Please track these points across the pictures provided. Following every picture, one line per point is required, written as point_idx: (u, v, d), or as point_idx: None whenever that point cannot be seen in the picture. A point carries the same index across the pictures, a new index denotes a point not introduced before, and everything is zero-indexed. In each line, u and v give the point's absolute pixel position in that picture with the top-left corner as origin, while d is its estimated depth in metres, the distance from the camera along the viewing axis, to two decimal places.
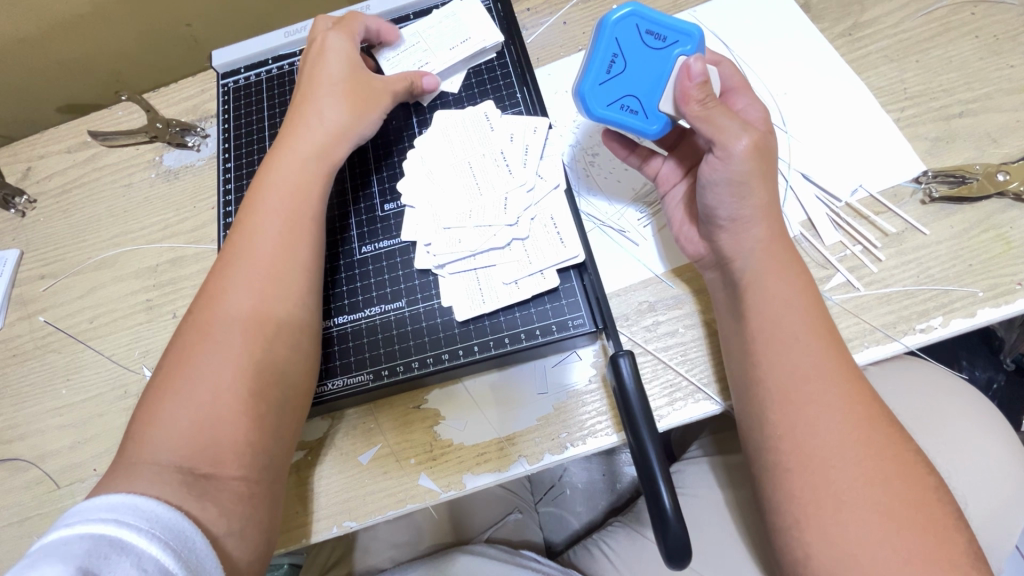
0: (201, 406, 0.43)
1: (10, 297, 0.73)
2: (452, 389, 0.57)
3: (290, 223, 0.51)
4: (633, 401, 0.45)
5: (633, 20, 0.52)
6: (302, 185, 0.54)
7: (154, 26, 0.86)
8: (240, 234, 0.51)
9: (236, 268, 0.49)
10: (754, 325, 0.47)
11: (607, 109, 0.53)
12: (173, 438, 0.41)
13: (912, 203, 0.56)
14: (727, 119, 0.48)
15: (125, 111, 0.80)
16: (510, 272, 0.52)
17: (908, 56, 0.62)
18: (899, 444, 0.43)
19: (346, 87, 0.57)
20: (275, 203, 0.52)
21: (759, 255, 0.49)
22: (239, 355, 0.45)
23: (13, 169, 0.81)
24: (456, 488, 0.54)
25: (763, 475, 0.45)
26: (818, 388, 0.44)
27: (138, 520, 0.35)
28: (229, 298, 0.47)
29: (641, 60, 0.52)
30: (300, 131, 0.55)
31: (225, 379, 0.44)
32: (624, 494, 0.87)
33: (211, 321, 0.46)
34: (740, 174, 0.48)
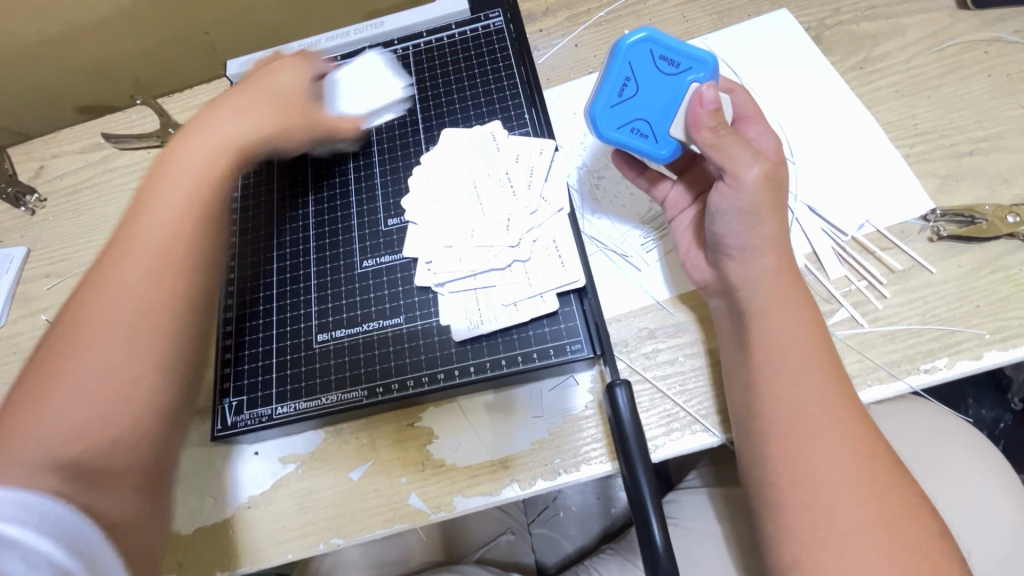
0: (86, 409, 0.39)
1: (14, 294, 0.73)
2: (446, 409, 0.56)
3: (188, 202, 0.48)
4: (628, 432, 0.44)
5: (648, 45, 0.52)
6: (206, 169, 0.50)
7: (173, 33, 0.87)
8: (138, 222, 0.47)
9: (130, 248, 0.45)
10: (759, 356, 0.46)
11: (618, 132, 0.53)
12: (50, 438, 0.38)
13: (920, 240, 0.56)
14: (740, 149, 0.48)
15: (139, 115, 0.81)
16: (509, 294, 0.52)
17: (920, 92, 0.62)
18: (902, 487, 0.42)
19: (276, 99, 0.56)
20: (177, 199, 0.48)
21: (765, 285, 0.48)
22: (138, 367, 0.42)
23: (27, 166, 0.82)
24: (446, 510, 0.53)
25: (760, 512, 0.44)
26: (823, 425, 0.43)
27: (20, 513, 0.34)
28: (129, 297, 0.43)
29: (653, 86, 0.52)
30: (211, 119, 0.53)
31: (112, 368, 0.41)
32: (618, 519, 0.86)
33: (96, 324, 0.42)
34: (751, 205, 0.48)
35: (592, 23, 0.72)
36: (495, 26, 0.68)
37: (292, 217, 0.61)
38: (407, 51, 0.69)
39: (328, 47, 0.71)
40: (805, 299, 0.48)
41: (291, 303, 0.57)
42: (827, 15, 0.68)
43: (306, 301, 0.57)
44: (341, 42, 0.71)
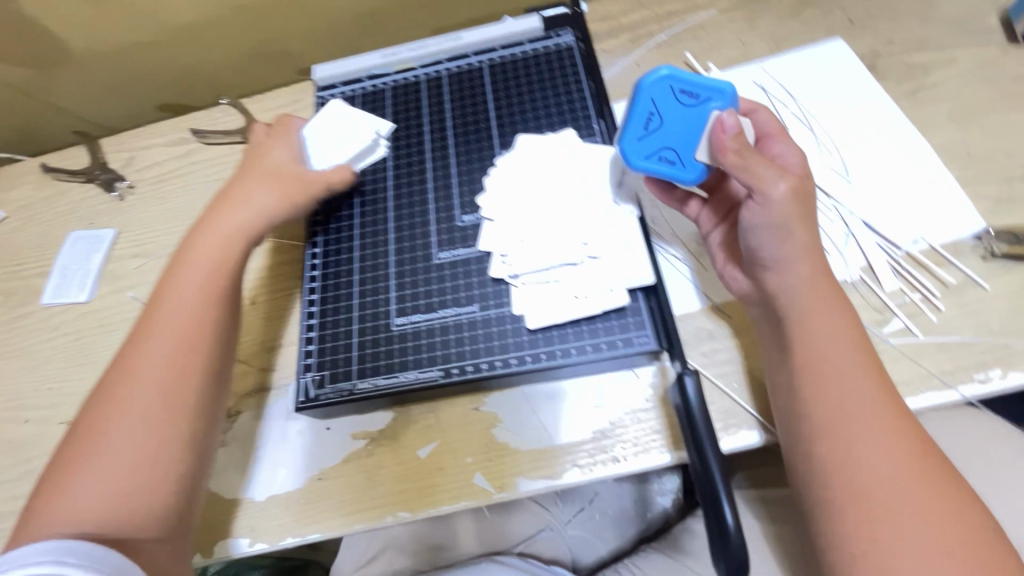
0: (125, 459, 0.50)
1: (102, 271, 0.79)
2: (510, 395, 0.60)
3: (202, 293, 0.57)
4: (697, 417, 0.47)
5: (668, 82, 0.55)
6: (218, 258, 0.59)
7: (258, 41, 0.94)
8: (161, 308, 0.57)
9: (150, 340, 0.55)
10: (799, 360, 0.49)
11: (647, 162, 0.57)
12: (92, 488, 0.49)
13: (973, 258, 0.58)
14: (764, 167, 0.51)
15: (224, 114, 0.88)
16: (581, 287, 0.56)
17: (972, 119, 0.65)
18: (949, 482, 0.44)
19: (278, 176, 0.63)
20: (192, 278, 0.58)
21: (803, 293, 0.50)
22: (164, 438, 0.52)
23: (118, 156, 0.88)
24: (509, 491, 0.56)
25: (812, 507, 0.46)
26: (864, 418, 0.46)
27: (76, 558, 0.43)
28: (148, 368, 0.54)
29: (676, 116, 0.56)
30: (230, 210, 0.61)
31: (137, 444, 0.51)
32: (655, 524, 0.87)
33: (118, 410, 0.52)
34: (780, 219, 0.50)
35: (654, 45, 0.77)
36: (566, 44, 0.73)
37: (373, 213, 0.66)
38: (481, 63, 0.74)
39: (408, 56, 0.76)
40: (844, 303, 0.50)
41: (348, 295, 0.61)
42: (880, 45, 0.72)
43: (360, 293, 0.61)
44: (420, 52, 0.76)
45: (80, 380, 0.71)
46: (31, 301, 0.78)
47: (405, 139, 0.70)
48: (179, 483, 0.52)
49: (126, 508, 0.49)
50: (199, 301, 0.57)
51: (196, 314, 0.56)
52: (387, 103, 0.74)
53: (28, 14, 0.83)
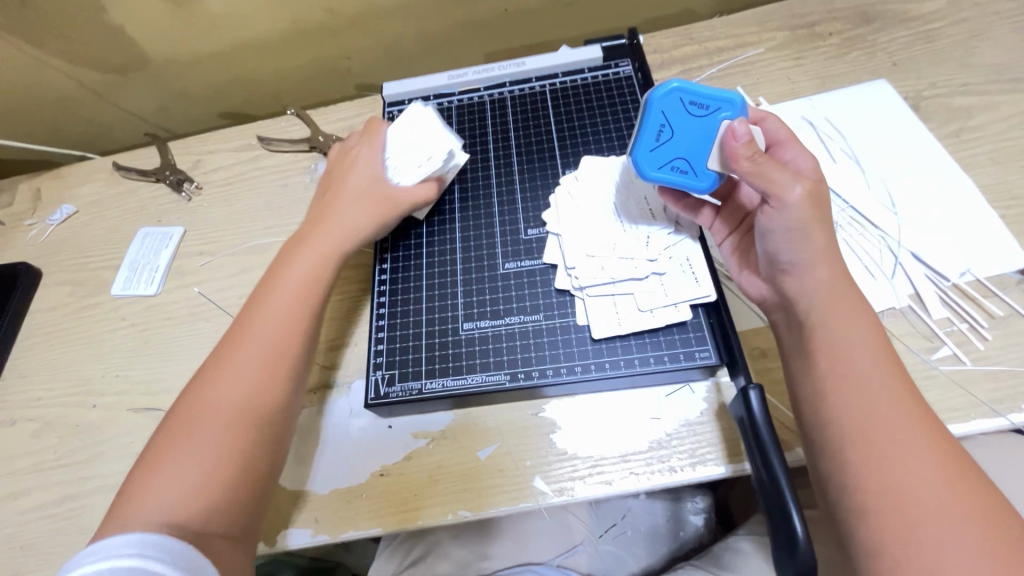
0: (212, 455, 0.50)
1: (170, 267, 0.82)
2: (570, 403, 0.62)
3: (301, 296, 0.59)
4: (762, 429, 0.49)
5: (678, 94, 0.58)
6: (315, 264, 0.62)
7: (323, 57, 0.99)
8: (260, 303, 0.59)
9: (251, 333, 0.57)
10: (822, 360, 0.49)
11: (660, 172, 0.60)
12: (178, 482, 0.48)
13: (1018, 291, 0.61)
14: (778, 173, 0.54)
15: (289, 123, 0.92)
16: (646, 301, 0.58)
17: (1014, 160, 0.68)
18: (983, 484, 0.43)
19: (374, 193, 0.65)
20: (292, 284, 0.60)
21: (822, 296, 0.51)
22: (245, 434, 0.52)
23: (186, 159, 0.93)
24: (568, 495, 0.58)
25: (841, 508, 0.45)
26: (892, 425, 0.45)
27: (160, 556, 0.42)
28: (245, 366, 0.55)
29: (687, 127, 0.59)
30: (327, 221, 0.64)
31: (224, 435, 0.51)
32: (687, 543, 0.89)
33: (212, 397, 0.53)
34: (798, 221, 0.53)
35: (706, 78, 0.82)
36: (624, 73, 0.78)
37: (438, 224, 0.69)
38: (543, 88, 0.79)
39: (474, 78, 0.80)
40: (865, 307, 0.51)
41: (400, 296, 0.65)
42: (923, 88, 0.76)
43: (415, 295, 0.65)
44: (485, 75, 0.80)
45: (146, 369, 0.74)
46: (101, 292, 0.82)
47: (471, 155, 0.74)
48: (256, 483, 0.52)
49: (208, 507, 0.48)
50: (296, 306, 0.59)
51: (297, 318, 0.58)
52: (453, 121, 0.78)
53: (116, 22, 0.88)
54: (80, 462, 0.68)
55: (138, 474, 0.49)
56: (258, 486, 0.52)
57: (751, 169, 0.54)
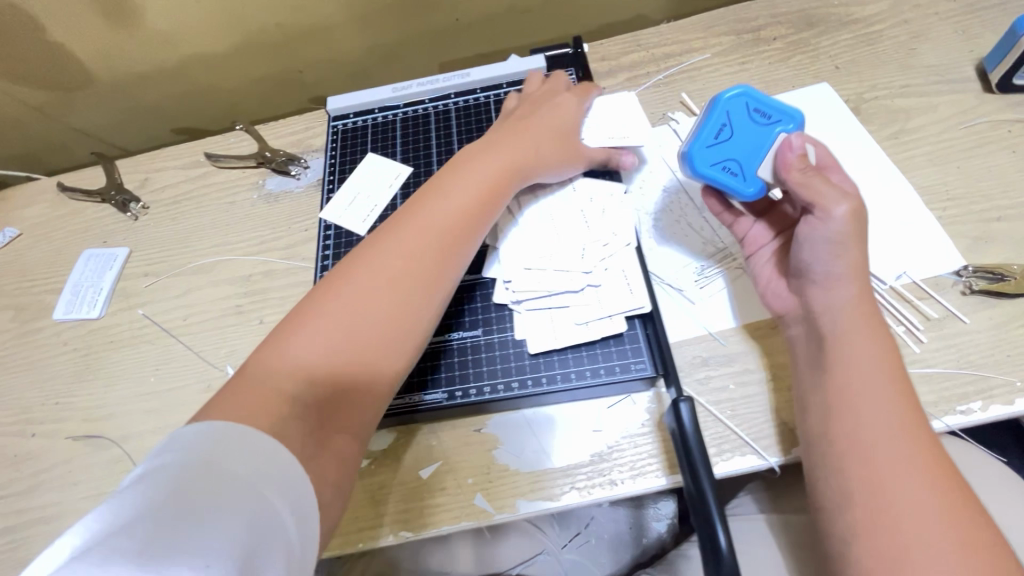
0: (336, 350, 0.48)
1: (114, 289, 0.81)
2: (512, 418, 0.62)
3: (473, 212, 0.58)
4: (692, 442, 0.49)
5: (744, 99, 0.59)
6: (491, 187, 0.60)
7: (273, 70, 0.98)
8: (428, 208, 0.57)
9: (401, 228, 0.55)
10: (836, 378, 0.49)
11: (710, 169, 0.59)
12: (312, 372, 0.47)
13: (953, 293, 0.61)
14: (827, 187, 0.52)
15: (237, 139, 0.91)
16: (580, 314, 0.59)
17: (950, 162, 0.69)
18: (980, 519, 0.43)
19: (556, 131, 0.66)
20: (451, 200, 0.58)
21: (848, 313, 0.51)
22: (383, 340, 0.50)
23: (133, 177, 0.91)
24: (509, 512, 0.57)
25: (833, 532, 0.46)
26: (895, 444, 0.45)
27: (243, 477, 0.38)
28: (388, 262, 0.53)
29: (747, 132, 0.59)
30: (519, 142, 0.63)
31: (360, 329, 0.50)
32: (650, 549, 0.88)
33: (352, 287, 0.51)
34: (840, 235, 0.51)
35: (651, 84, 0.82)
36: None
37: None
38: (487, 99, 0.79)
39: (419, 90, 0.80)
40: (883, 329, 0.50)
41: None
42: (864, 90, 0.76)
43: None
44: (429, 86, 0.80)
45: (88, 395, 0.72)
46: (42, 316, 0.80)
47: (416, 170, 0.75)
48: (376, 395, 0.50)
49: (326, 400, 0.47)
50: (454, 221, 0.57)
51: (455, 240, 0.57)
52: (398, 135, 0.79)
53: (55, 40, 0.86)
54: (18, 493, 0.67)
55: (264, 355, 0.47)
56: (388, 391, 0.50)
57: (802, 179, 0.54)
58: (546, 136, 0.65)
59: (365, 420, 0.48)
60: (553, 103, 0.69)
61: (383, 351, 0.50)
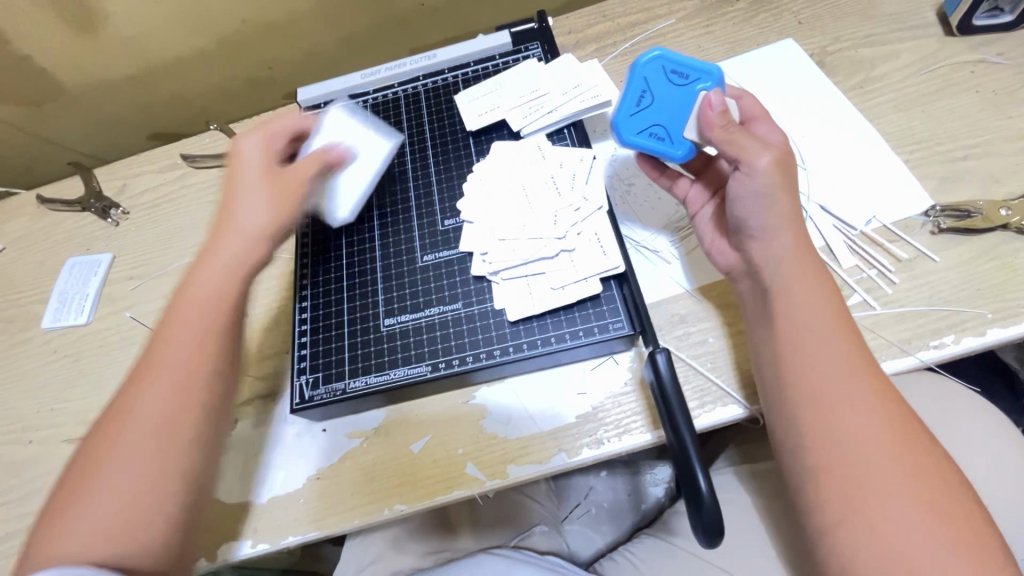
0: (120, 517, 0.46)
1: (100, 294, 0.81)
2: (498, 388, 0.62)
3: (202, 305, 0.54)
4: (670, 393, 0.50)
5: (660, 61, 0.60)
6: (212, 291, 0.55)
7: (243, 68, 0.98)
8: (166, 329, 0.54)
9: (148, 377, 0.51)
10: (783, 326, 0.51)
11: (637, 137, 0.61)
12: (94, 520, 0.46)
13: (923, 233, 0.62)
14: (749, 140, 0.54)
15: (212, 138, 0.91)
16: (556, 279, 0.60)
17: (915, 106, 0.70)
18: (923, 440, 0.45)
19: (279, 180, 0.59)
20: (207, 280, 0.55)
21: (789, 261, 0.52)
22: (150, 489, 0.48)
23: (111, 185, 0.91)
24: (500, 478, 0.58)
25: (795, 471, 0.48)
26: (843, 389, 0.47)
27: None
28: (162, 388, 0.51)
29: (667, 96, 0.60)
30: (228, 233, 0.57)
31: (147, 479, 0.48)
32: (650, 514, 0.89)
33: (108, 471, 0.48)
34: (766, 187, 0.53)
35: (618, 53, 0.82)
36: (534, 56, 0.78)
37: (393, 223, 0.69)
38: (457, 79, 0.79)
39: (386, 75, 0.81)
40: (824, 275, 0.52)
41: (339, 297, 0.66)
42: (828, 43, 0.77)
43: (347, 296, 0.65)
44: (396, 70, 0.80)
45: (82, 399, 0.73)
46: (31, 327, 0.80)
47: None
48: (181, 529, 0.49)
49: (146, 536, 0.46)
50: (200, 330, 0.53)
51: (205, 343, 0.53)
52: None
53: (22, 53, 0.86)
54: (18, 499, 0.68)
55: (66, 491, 0.48)
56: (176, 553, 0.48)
57: (726, 136, 0.55)
58: (287, 185, 0.59)
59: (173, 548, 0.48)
60: (243, 153, 0.61)
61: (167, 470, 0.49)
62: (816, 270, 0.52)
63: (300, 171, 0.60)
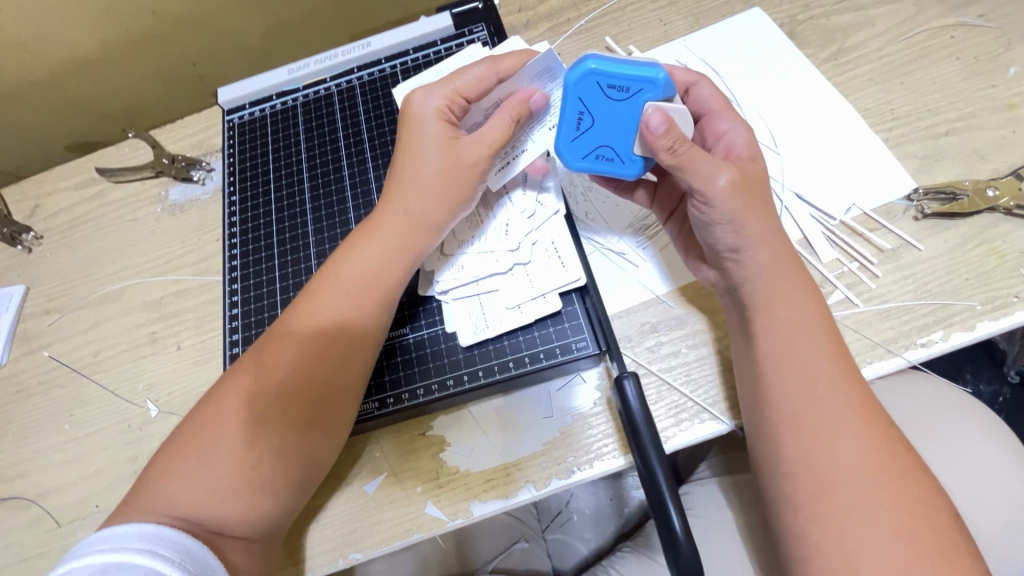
0: (221, 478, 0.45)
1: (15, 332, 0.73)
2: (458, 415, 0.57)
3: (384, 254, 0.52)
4: (639, 422, 0.46)
5: (593, 77, 0.48)
6: (391, 239, 0.53)
7: (160, 66, 0.88)
8: (326, 277, 0.53)
9: (288, 332, 0.51)
10: (762, 347, 0.46)
11: (585, 163, 0.52)
12: (203, 479, 0.45)
13: (906, 219, 0.57)
14: (703, 162, 0.48)
15: (132, 148, 0.81)
16: (512, 297, 0.56)
17: (893, 78, 0.64)
18: (912, 467, 0.42)
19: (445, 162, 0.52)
20: (372, 252, 0.53)
21: (788, 275, 0.48)
22: (250, 457, 0.46)
23: (21, 206, 0.80)
24: (463, 517, 0.53)
25: (773, 498, 0.44)
26: (831, 413, 0.43)
27: (167, 550, 0.41)
28: (292, 346, 0.50)
29: (610, 115, 0.49)
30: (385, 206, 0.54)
31: (241, 447, 0.46)
32: (632, 518, 0.85)
33: (215, 432, 0.47)
34: (726, 213, 0.48)
35: (574, 31, 0.73)
36: (479, 40, 0.71)
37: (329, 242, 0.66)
38: (394, 69, 0.73)
39: (316, 68, 0.75)
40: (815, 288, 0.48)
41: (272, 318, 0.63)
42: (799, 10, 0.70)
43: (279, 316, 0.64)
44: (326, 63, 0.75)
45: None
46: None
47: (323, 156, 0.71)
48: (285, 494, 0.48)
49: (245, 506, 0.45)
50: (373, 306, 0.52)
51: (372, 317, 0.52)
52: (300, 119, 0.74)
53: None
54: None
55: (176, 447, 0.47)
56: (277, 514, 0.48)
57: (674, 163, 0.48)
58: (472, 154, 0.52)
59: (275, 514, 0.47)
60: (419, 121, 0.54)
61: (277, 445, 0.47)
62: (791, 277, 0.48)
63: (494, 132, 0.51)
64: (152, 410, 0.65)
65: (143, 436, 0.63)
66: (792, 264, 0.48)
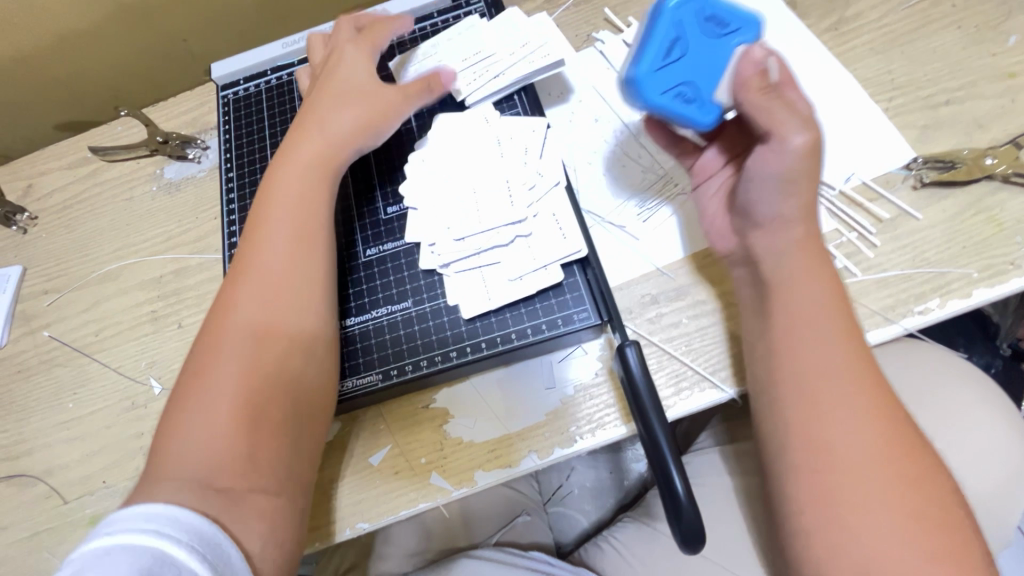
0: (217, 449, 0.44)
1: (14, 313, 0.72)
2: (460, 388, 0.57)
3: (306, 199, 0.56)
4: (641, 389, 0.46)
5: (695, 6, 0.50)
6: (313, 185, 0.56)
7: (151, 42, 0.86)
8: (255, 244, 0.53)
9: (230, 306, 0.51)
10: (779, 316, 0.47)
11: (662, 98, 0.50)
12: (197, 464, 0.43)
13: (904, 189, 0.58)
14: (786, 111, 0.47)
15: (125, 126, 0.79)
16: (514, 269, 0.56)
17: (894, 48, 0.64)
18: (904, 440, 0.43)
19: (360, 107, 0.59)
20: (293, 204, 0.55)
21: (788, 256, 0.48)
22: (225, 417, 0.45)
23: (13, 186, 0.79)
24: (468, 486, 0.54)
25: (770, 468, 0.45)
26: (828, 386, 0.44)
27: (176, 531, 0.38)
28: (239, 312, 0.50)
29: (700, 49, 0.51)
30: (300, 167, 0.57)
31: (223, 417, 0.45)
32: (632, 490, 0.87)
33: (188, 426, 0.45)
34: (789, 172, 0.47)
35: (572, 3, 0.71)
36: (477, 12, 0.70)
37: None
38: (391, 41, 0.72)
39: None
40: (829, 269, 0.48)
41: None
42: None
43: None
44: None
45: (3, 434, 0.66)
46: None
47: None
48: (298, 477, 0.48)
49: (249, 462, 0.44)
50: (307, 249, 0.54)
51: (306, 254, 0.54)
52: (295, 94, 0.73)
53: None
54: None
55: (157, 460, 0.44)
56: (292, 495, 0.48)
57: (762, 101, 0.47)
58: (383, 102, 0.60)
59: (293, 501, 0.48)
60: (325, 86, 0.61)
61: (260, 402, 0.47)
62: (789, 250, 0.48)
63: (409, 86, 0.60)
64: (155, 387, 0.65)
65: (147, 413, 0.64)
66: (788, 241, 0.49)
